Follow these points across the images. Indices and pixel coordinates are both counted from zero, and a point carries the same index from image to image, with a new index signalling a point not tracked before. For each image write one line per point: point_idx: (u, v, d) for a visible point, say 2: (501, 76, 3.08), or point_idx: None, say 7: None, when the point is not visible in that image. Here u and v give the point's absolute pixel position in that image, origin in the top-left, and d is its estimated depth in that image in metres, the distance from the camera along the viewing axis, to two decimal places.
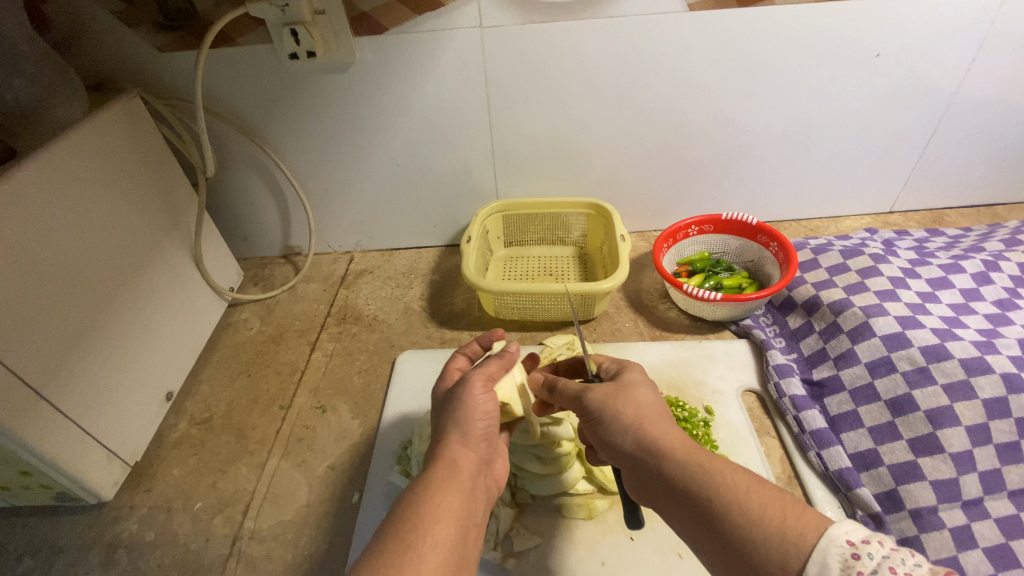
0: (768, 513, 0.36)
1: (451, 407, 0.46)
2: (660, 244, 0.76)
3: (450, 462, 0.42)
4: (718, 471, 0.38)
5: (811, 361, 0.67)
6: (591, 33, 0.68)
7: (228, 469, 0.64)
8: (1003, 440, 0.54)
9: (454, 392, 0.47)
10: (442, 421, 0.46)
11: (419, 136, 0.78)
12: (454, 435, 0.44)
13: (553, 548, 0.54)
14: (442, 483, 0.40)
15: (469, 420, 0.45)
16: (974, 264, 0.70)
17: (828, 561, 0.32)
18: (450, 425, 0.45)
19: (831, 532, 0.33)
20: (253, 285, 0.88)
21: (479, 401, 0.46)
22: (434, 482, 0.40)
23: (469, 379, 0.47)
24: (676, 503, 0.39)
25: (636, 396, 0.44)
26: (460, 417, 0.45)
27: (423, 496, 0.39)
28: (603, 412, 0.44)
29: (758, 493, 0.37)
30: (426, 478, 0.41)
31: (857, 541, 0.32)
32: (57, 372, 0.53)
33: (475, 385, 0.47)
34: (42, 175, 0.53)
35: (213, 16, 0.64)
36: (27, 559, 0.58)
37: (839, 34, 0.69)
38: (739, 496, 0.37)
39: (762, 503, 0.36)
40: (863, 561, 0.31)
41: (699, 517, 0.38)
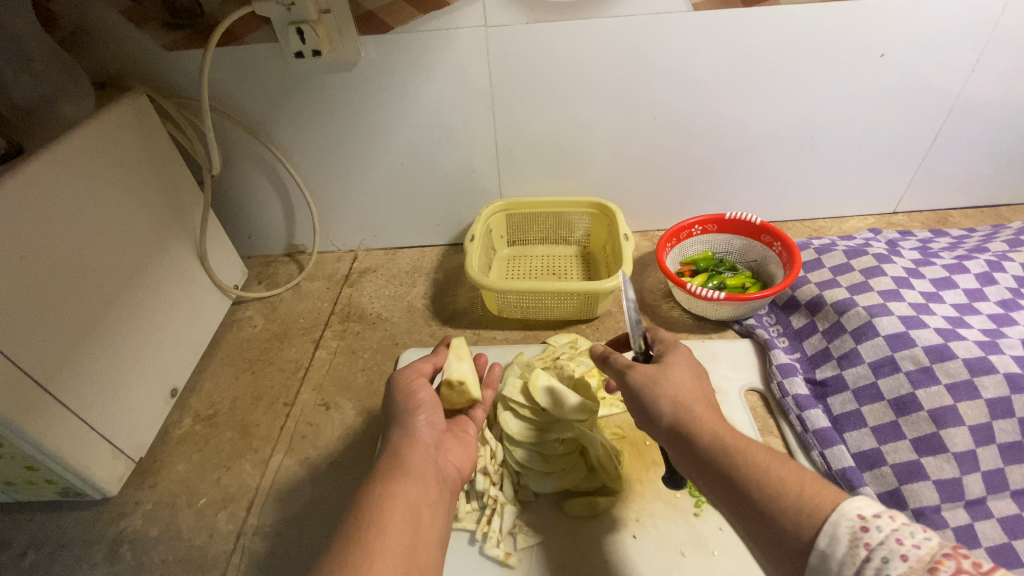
0: (790, 488, 0.34)
1: (393, 407, 0.49)
2: (663, 243, 0.77)
3: (396, 455, 0.44)
4: (745, 446, 0.37)
5: (815, 361, 0.67)
6: (595, 32, 0.68)
7: (232, 465, 0.65)
8: (1007, 440, 0.54)
9: (393, 391, 0.50)
10: (388, 422, 0.49)
11: (423, 135, 0.78)
12: (397, 431, 0.47)
13: (556, 545, 0.54)
14: (390, 476, 0.42)
15: (410, 411, 0.47)
16: (978, 264, 0.70)
17: (838, 533, 0.30)
18: (396, 422, 0.48)
19: (843, 505, 0.31)
20: (258, 283, 0.89)
21: (415, 393, 0.49)
22: (384, 477, 0.42)
23: (400, 376, 0.50)
24: (704, 478, 0.39)
25: (676, 375, 0.44)
26: (403, 412, 0.48)
27: (374, 490, 0.41)
28: (641, 388, 0.44)
29: (781, 467, 0.35)
30: (374, 475, 0.43)
31: (869, 515, 0.30)
32: (62, 368, 0.54)
33: (405, 379, 0.50)
34: (50, 172, 0.53)
35: (219, 14, 0.64)
36: (32, 553, 0.58)
37: (843, 34, 0.69)
38: (763, 471, 0.35)
39: (786, 478, 0.35)
40: (872, 535, 0.29)
41: (727, 492, 0.37)
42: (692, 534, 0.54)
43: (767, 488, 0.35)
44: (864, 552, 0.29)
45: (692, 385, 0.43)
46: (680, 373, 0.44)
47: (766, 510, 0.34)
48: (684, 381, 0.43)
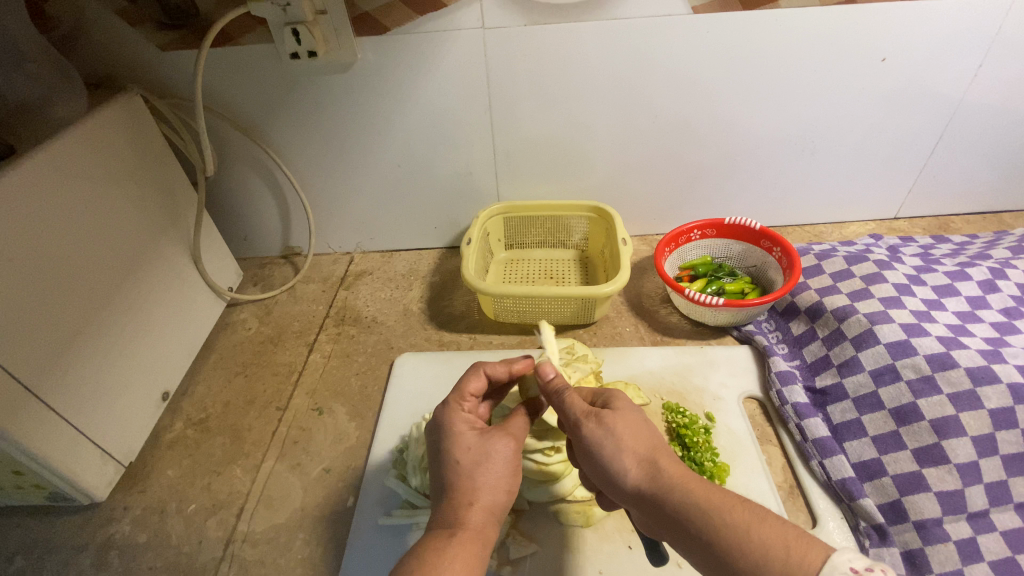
0: (770, 549, 0.36)
1: (482, 466, 0.44)
2: (662, 248, 0.76)
3: (471, 527, 0.41)
4: (718, 502, 0.39)
5: (814, 368, 0.67)
6: (595, 35, 0.67)
7: (223, 470, 0.64)
8: (1010, 451, 0.53)
9: (491, 446, 0.45)
10: (463, 468, 0.43)
11: (420, 138, 0.77)
12: (481, 494, 0.42)
13: (550, 555, 0.53)
14: (468, 549, 0.39)
15: (498, 484, 0.43)
16: (981, 272, 0.69)
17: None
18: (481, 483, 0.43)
19: (835, 560, 0.35)
20: (253, 285, 0.88)
21: (511, 468, 0.45)
22: (472, 549, 0.39)
23: (510, 441, 0.46)
24: (676, 534, 0.40)
25: (633, 425, 0.44)
26: (490, 481, 0.43)
27: (465, 563, 0.38)
28: (600, 444, 0.43)
29: (759, 527, 0.37)
30: (452, 547, 0.39)
31: (860, 569, 0.34)
32: (51, 371, 0.53)
33: (515, 451, 0.45)
34: (41, 173, 0.53)
35: (213, 16, 0.64)
36: (18, 559, 0.57)
37: (844, 39, 0.69)
38: (740, 534, 0.37)
39: (764, 542, 0.36)
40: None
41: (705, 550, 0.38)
42: None
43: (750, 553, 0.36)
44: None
45: (645, 435, 0.44)
46: (633, 419, 0.45)
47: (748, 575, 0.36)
48: (637, 431, 0.44)
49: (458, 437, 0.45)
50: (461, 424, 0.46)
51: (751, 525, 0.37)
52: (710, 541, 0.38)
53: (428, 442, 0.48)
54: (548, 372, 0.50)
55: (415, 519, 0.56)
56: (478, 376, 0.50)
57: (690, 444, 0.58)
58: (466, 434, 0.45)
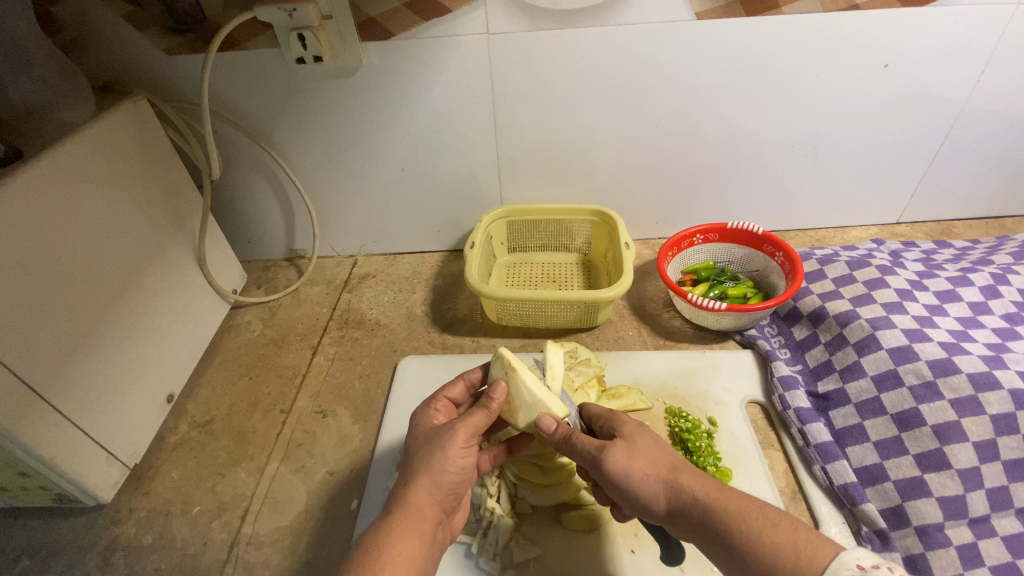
0: (783, 550, 0.37)
1: (426, 450, 0.45)
2: (665, 252, 0.76)
3: (410, 506, 0.42)
4: (732, 510, 0.39)
5: (816, 373, 0.67)
6: (599, 39, 0.68)
7: (227, 473, 0.64)
8: (1011, 457, 0.53)
9: (436, 434, 0.46)
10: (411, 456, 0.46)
11: (424, 141, 0.78)
12: (420, 477, 0.43)
13: (553, 559, 0.53)
14: (397, 524, 0.40)
15: (441, 467, 0.44)
16: (983, 277, 0.69)
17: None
18: (422, 467, 0.44)
19: (843, 556, 0.35)
20: (257, 287, 0.88)
21: (458, 454, 0.45)
22: (396, 525, 0.40)
23: (454, 427, 0.46)
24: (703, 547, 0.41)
25: (647, 448, 0.45)
26: (431, 463, 0.44)
27: (379, 535, 0.40)
28: (616, 472, 0.43)
29: (767, 532, 0.38)
30: (383, 524, 0.40)
31: (867, 566, 0.34)
32: (58, 374, 0.53)
33: (460, 435, 0.45)
34: (49, 176, 0.53)
35: (220, 20, 0.64)
36: (24, 560, 0.58)
37: (847, 44, 0.69)
38: (757, 536, 0.38)
39: (777, 547, 0.37)
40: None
41: (728, 558, 0.39)
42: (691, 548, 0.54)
43: (764, 558, 0.37)
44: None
45: (660, 456, 0.44)
46: (647, 443, 0.45)
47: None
48: (650, 451, 0.44)
49: (415, 431, 0.49)
50: (421, 421, 0.50)
51: (762, 529, 0.38)
52: (732, 554, 0.38)
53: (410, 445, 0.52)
54: (549, 426, 0.48)
55: None
56: (457, 384, 0.55)
57: (693, 449, 0.59)
58: (420, 428, 0.49)
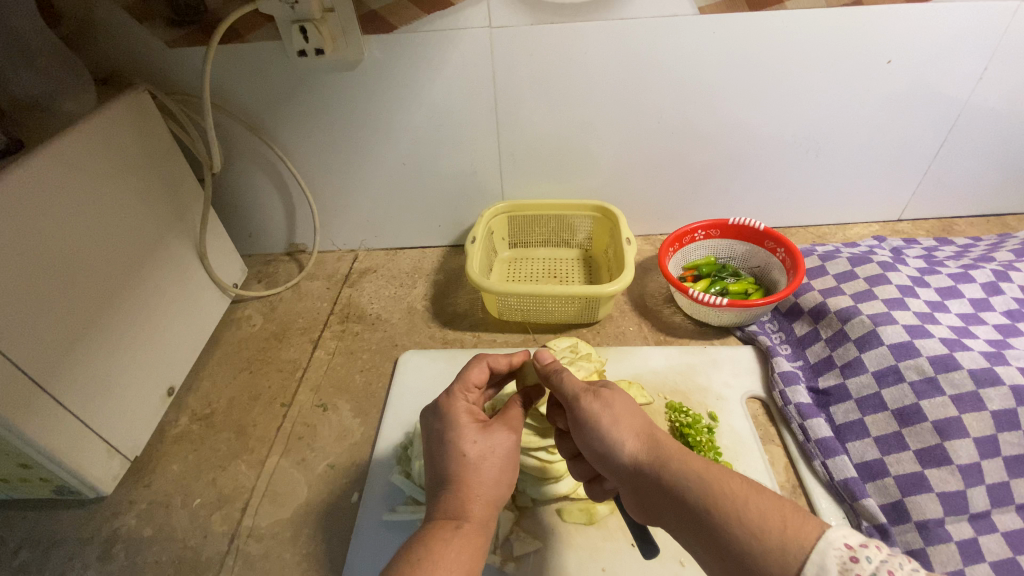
0: (765, 521, 0.36)
1: (486, 457, 0.45)
2: (666, 248, 0.76)
3: (475, 519, 0.42)
4: (713, 475, 0.40)
5: (817, 369, 0.67)
6: (601, 34, 0.67)
7: (228, 465, 0.64)
8: (1012, 452, 0.53)
9: (495, 443, 0.46)
10: (469, 463, 0.44)
11: (426, 135, 0.78)
12: (485, 488, 0.44)
13: (553, 553, 0.53)
14: (473, 540, 0.40)
15: (501, 480, 0.45)
16: (984, 274, 0.69)
17: (827, 564, 0.33)
18: (484, 480, 0.44)
19: (829, 536, 0.35)
20: (258, 282, 0.88)
21: (510, 466, 0.46)
22: (472, 537, 0.41)
23: (513, 439, 0.47)
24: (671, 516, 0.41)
25: (630, 410, 0.47)
26: (493, 474, 0.44)
27: (462, 550, 0.39)
28: (599, 417, 0.45)
29: (750, 499, 0.38)
30: (458, 536, 0.40)
31: (856, 545, 0.34)
32: (59, 365, 0.53)
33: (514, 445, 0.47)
34: (50, 167, 0.53)
35: (221, 13, 0.64)
36: (24, 552, 0.58)
37: (850, 41, 0.69)
38: (735, 505, 0.38)
39: (759, 512, 0.37)
40: (862, 564, 0.33)
41: (700, 526, 0.39)
42: None
43: (742, 521, 0.37)
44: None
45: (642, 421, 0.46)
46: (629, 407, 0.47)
47: (744, 549, 0.36)
48: (635, 413, 0.46)
49: (457, 426, 0.46)
50: (463, 414, 0.47)
51: (743, 498, 0.38)
52: (706, 521, 0.38)
53: (424, 428, 0.48)
54: (545, 356, 0.52)
55: (418, 515, 0.57)
56: (481, 366, 0.52)
57: (693, 444, 0.59)
58: (468, 425, 0.46)
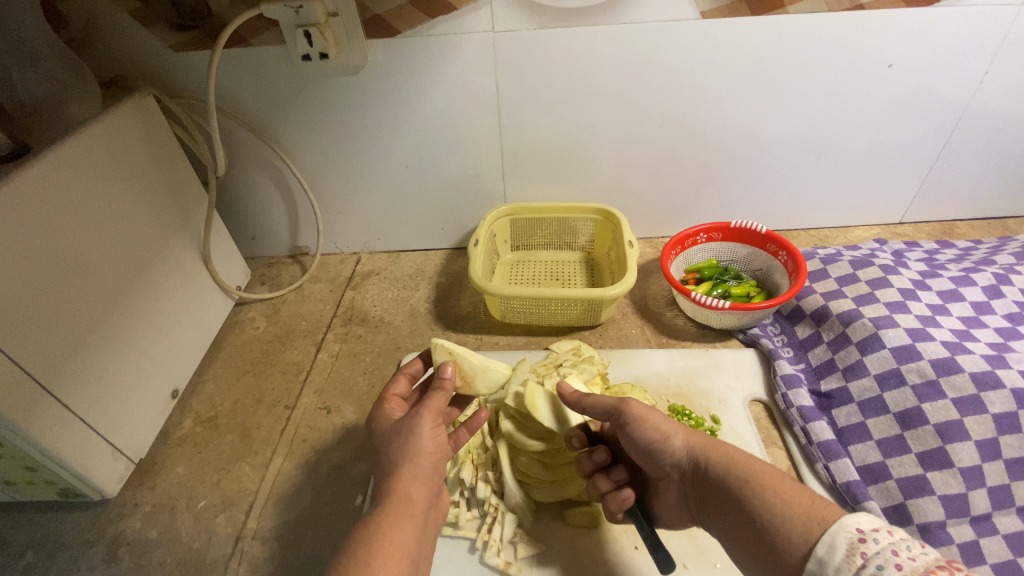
0: (794, 504, 0.39)
1: (396, 441, 0.45)
2: (668, 251, 0.76)
3: (398, 496, 0.42)
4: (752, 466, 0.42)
5: (819, 372, 0.67)
6: (604, 38, 0.68)
7: (232, 468, 0.64)
8: (1013, 455, 0.54)
9: (404, 425, 0.46)
10: (383, 453, 0.45)
11: (429, 138, 0.78)
12: (400, 467, 0.43)
13: (557, 556, 0.54)
14: (389, 518, 0.40)
15: (418, 451, 0.44)
16: (985, 277, 0.69)
17: (835, 543, 0.34)
18: (397, 458, 0.44)
19: (843, 520, 0.35)
20: (261, 284, 0.89)
21: (428, 436, 0.45)
22: (385, 515, 0.41)
23: (420, 414, 0.46)
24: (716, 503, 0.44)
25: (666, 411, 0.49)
26: (407, 451, 0.44)
27: (372, 531, 0.40)
28: (646, 418, 0.48)
29: (782, 486, 0.40)
30: (374, 518, 0.41)
31: (866, 528, 0.34)
32: (64, 368, 0.54)
33: (428, 420, 0.46)
34: (56, 171, 0.53)
35: (226, 17, 0.64)
36: (29, 555, 0.58)
37: (851, 45, 0.69)
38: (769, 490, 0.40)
39: (789, 495, 0.39)
40: (869, 545, 0.33)
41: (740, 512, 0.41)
42: (693, 545, 0.54)
43: (778, 499, 0.39)
44: (860, 559, 0.33)
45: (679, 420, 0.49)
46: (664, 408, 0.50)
47: (776, 527, 0.38)
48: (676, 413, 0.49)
49: (380, 427, 0.49)
50: (381, 417, 0.50)
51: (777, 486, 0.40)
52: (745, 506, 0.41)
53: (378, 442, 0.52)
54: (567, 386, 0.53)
55: None
56: (401, 378, 0.55)
57: None
58: (382, 424, 0.49)
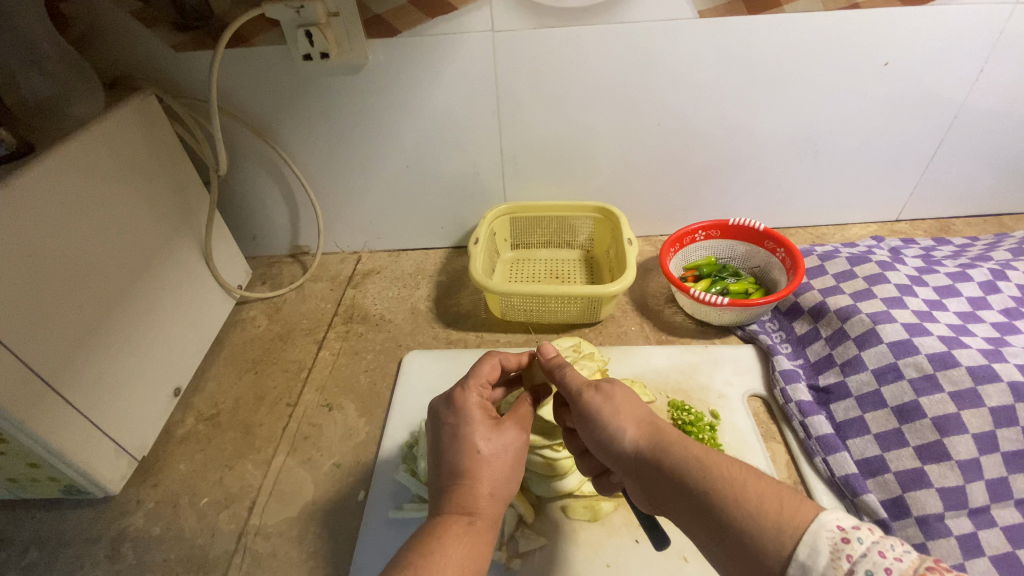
0: (764, 508, 0.38)
1: (497, 458, 0.45)
2: (667, 248, 0.77)
3: (484, 518, 0.43)
4: (711, 463, 0.41)
5: (818, 367, 0.67)
6: (602, 37, 0.68)
7: (234, 465, 0.65)
8: (1010, 448, 0.54)
9: (503, 441, 0.46)
10: (478, 458, 0.44)
11: (429, 138, 0.78)
12: (494, 487, 0.44)
13: (560, 550, 0.54)
14: (481, 539, 0.41)
15: (509, 478, 0.45)
16: (982, 273, 0.70)
17: (818, 545, 0.34)
18: (494, 478, 0.44)
19: (822, 519, 0.35)
20: (262, 283, 0.89)
21: (518, 466, 0.46)
22: (478, 537, 0.41)
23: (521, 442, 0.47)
24: (672, 504, 0.43)
25: (631, 401, 0.48)
26: (500, 473, 0.45)
27: (468, 548, 0.40)
28: (600, 412, 0.47)
29: (751, 487, 0.39)
30: (468, 535, 0.41)
31: (848, 527, 0.34)
32: (67, 366, 0.54)
33: (523, 450, 0.47)
34: (60, 170, 0.54)
35: (228, 17, 0.65)
36: (33, 552, 0.58)
37: (848, 44, 0.70)
38: (736, 492, 0.39)
39: (759, 498, 0.38)
40: (853, 546, 0.33)
41: (703, 514, 0.40)
42: None
43: (741, 506, 0.38)
44: (846, 562, 0.33)
45: (643, 410, 0.47)
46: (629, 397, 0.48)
47: (744, 533, 0.37)
48: (635, 403, 0.48)
49: (477, 423, 0.46)
50: (478, 410, 0.47)
51: (740, 484, 0.39)
52: (706, 507, 0.40)
53: (434, 421, 0.48)
54: (551, 351, 0.53)
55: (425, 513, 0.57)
56: (493, 363, 0.52)
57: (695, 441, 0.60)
58: (480, 421, 0.46)
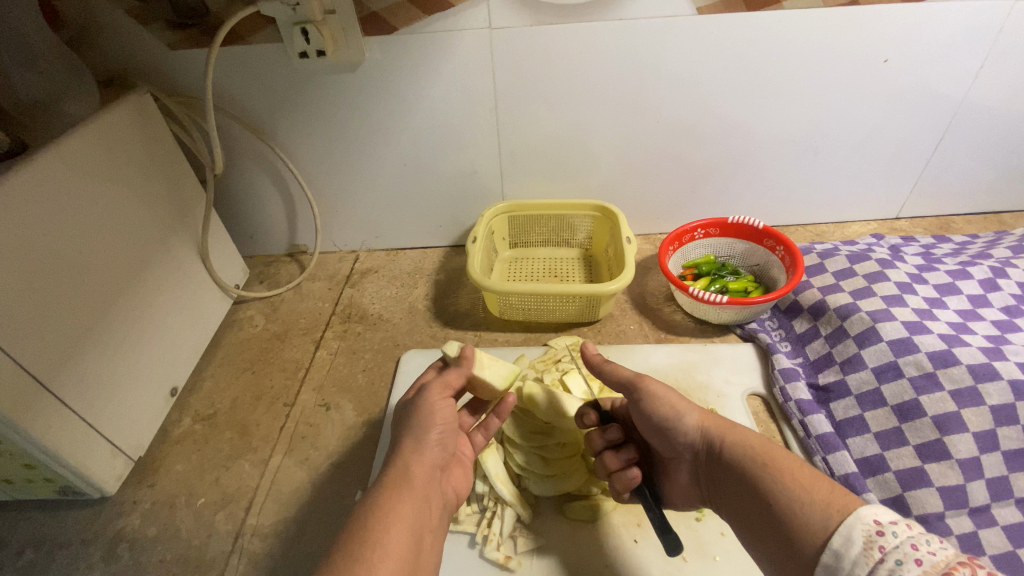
0: (813, 491, 0.40)
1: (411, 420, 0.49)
2: (666, 246, 0.76)
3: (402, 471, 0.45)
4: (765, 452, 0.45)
5: (817, 365, 0.67)
6: (600, 34, 0.68)
7: (231, 465, 0.64)
8: (1011, 447, 0.54)
9: (416, 404, 0.50)
10: (398, 430, 0.49)
11: (426, 136, 0.78)
12: (410, 443, 0.47)
13: (558, 550, 0.54)
14: (396, 489, 0.44)
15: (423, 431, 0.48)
16: (982, 270, 0.69)
17: (853, 536, 0.36)
18: (409, 435, 0.48)
19: (860, 512, 0.37)
20: (259, 283, 0.89)
21: (434, 416, 0.49)
22: (388, 487, 0.44)
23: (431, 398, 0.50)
24: (727, 489, 0.46)
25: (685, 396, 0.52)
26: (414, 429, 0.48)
27: (375, 498, 0.43)
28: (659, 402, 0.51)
29: (800, 473, 0.42)
30: (379, 489, 0.44)
31: (884, 521, 0.36)
32: (63, 367, 0.54)
33: (436, 401, 0.50)
34: (54, 169, 0.53)
35: (224, 14, 0.64)
36: (29, 553, 0.58)
37: (846, 41, 0.69)
38: (787, 477, 0.42)
39: (808, 483, 0.41)
40: (887, 539, 0.35)
41: (755, 496, 0.43)
42: (693, 537, 0.54)
43: (790, 490, 0.41)
44: (878, 553, 0.34)
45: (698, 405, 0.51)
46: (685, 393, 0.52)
47: (792, 513, 0.40)
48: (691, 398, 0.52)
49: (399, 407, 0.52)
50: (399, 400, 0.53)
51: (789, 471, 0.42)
52: (759, 489, 0.43)
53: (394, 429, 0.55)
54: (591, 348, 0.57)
55: None
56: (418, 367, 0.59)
57: None
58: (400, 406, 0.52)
